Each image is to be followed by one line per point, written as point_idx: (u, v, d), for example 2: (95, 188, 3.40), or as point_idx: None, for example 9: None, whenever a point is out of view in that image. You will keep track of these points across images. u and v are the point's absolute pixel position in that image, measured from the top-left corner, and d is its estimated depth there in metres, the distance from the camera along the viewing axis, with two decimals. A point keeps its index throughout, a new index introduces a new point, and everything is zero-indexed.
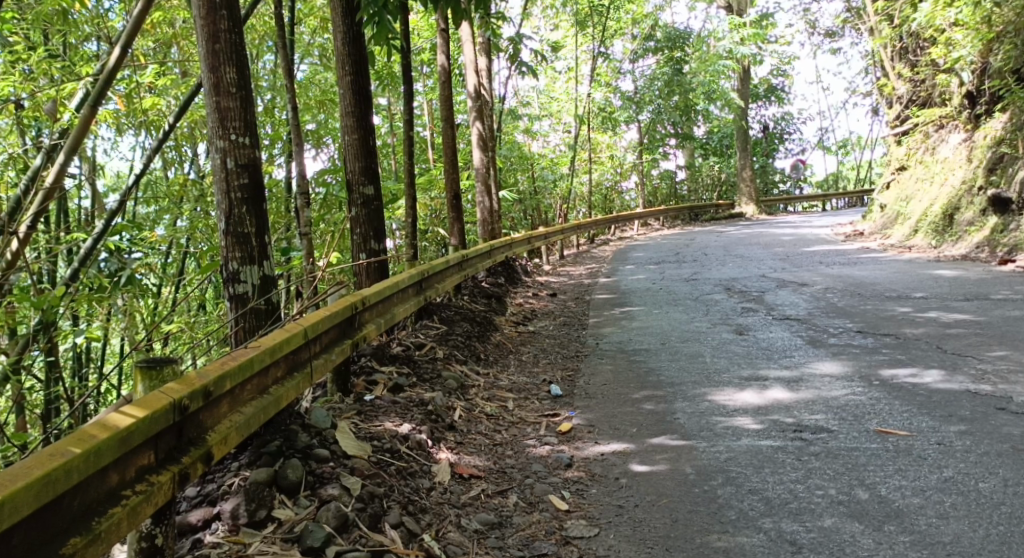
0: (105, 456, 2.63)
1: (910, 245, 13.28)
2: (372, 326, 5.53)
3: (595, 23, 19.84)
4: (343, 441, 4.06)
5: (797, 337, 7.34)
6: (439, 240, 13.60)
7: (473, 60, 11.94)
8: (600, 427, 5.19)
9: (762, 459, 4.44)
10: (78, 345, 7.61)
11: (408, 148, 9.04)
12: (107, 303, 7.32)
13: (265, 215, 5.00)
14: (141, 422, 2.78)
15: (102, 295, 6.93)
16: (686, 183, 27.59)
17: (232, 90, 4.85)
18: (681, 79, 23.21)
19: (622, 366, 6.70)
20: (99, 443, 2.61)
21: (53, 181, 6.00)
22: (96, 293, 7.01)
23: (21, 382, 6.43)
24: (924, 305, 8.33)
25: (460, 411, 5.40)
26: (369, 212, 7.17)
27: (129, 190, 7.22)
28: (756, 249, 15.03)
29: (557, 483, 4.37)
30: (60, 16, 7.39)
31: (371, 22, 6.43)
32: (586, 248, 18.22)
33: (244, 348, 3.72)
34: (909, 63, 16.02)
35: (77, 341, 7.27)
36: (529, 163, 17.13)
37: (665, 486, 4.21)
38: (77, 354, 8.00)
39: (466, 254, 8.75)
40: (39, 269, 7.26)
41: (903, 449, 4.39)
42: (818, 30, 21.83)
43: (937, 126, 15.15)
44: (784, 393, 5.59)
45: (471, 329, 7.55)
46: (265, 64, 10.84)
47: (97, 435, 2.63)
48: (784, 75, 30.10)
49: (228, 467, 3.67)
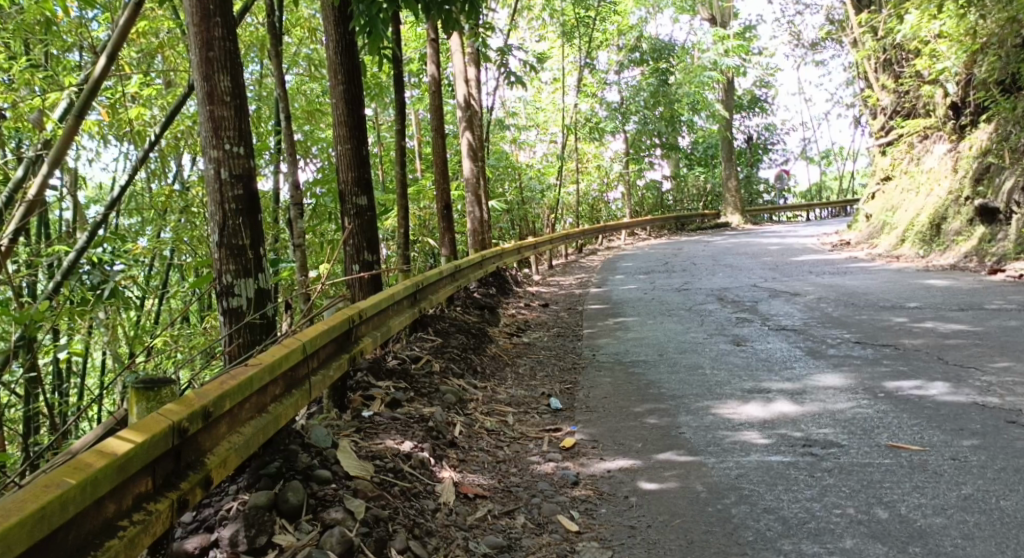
0: (102, 485, 2.47)
1: (898, 255, 13.25)
2: (369, 339, 5.40)
3: (583, 34, 19.81)
4: (345, 461, 3.91)
5: (795, 348, 7.25)
6: (428, 250, 13.47)
7: (462, 69, 11.86)
8: (605, 442, 5.06)
9: (774, 475, 4.34)
10: (60, 360, 7.40)
11: (399, 157, 8.88)
12: (89, 317, 7.12)
13: (259, 227, 4.86)
14: (139, 448, 2.63)
15: (85, 309, 6.76)
16: (671, 193, 27.58)
17: (225, 98, 4.71)
18: (666, 90, 23.21)
19: (621, 378, 6.58)
20: (96, 472, 2.46)
21: (37, 193, 5.80)
22: (79, 306, 6.82)
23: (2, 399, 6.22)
24: (919, 315, 8.27)
25: (461, 426, 5.25)
26: (362, 223, 7.03)
27: (113, 203, 7.05)
28: (744, 258, 15.00)
29: (566, 502, 4.24)
30: (42, 25, 7.23)
31: (363, 31, 6.31)
32: (575, 258, 18.13)
33: (242, 365, 3.58)
34: (894, 74, 16.07)
35: (59, 356, 7.07)
36: (516, 173, 16.95)
37: (677, 505, 4.10)
38: (59, 369, 7.78)
39: (458, 265, 8.61)
40: (19, 283, 7.09)
41: (918, 465, 4.32)
42: (803, 42, 21.92)
43: (922, 136, 15.20)
44: (788, 406, 5.49)
45: (466, 341, 7.39)
46: (251, 74, 10.69)
47: (94, 463, 2.48)
48: (767, 86, 30.18)
49: (226, 490, 3.51)
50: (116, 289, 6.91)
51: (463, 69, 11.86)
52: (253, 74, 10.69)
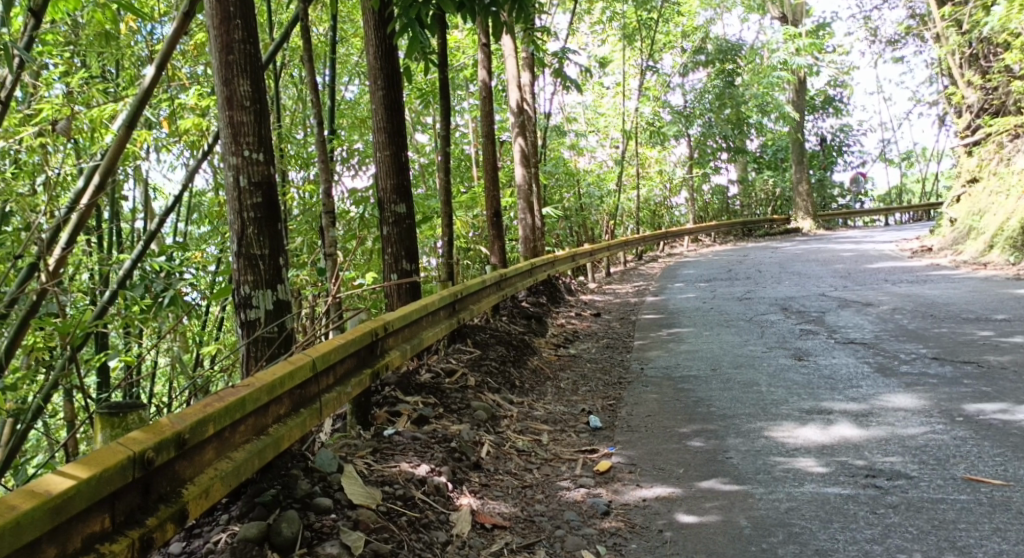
0: (30, 529, 2.38)
1: (985, 262, 12.40)
2: (397, 352, 5.06)
3: (646, 36, 19.21)
4: (350, 487, 3.68)
5: (864, 364, 6.70)
6: (482, 258, 13.21)
7: (517, 74, 11.49)
8: (643, 466, 4.67)
9: (829, 511, 3.93)
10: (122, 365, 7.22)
11: (445, 163, 8.55)
12: (151, 324, 6.92)
13: (281, 235, 4.61)
14: (82, 485, 2.53)
15: (146, 318, 6.54)
16: (738, 198, 26.80)
17: (245, 103, 4.49)
18: (732, 92, 22.41)
19: (668, 395, 6.16)
20: (20, 515, 2.36)
21: (86, 206, 5.39)
22: (141, 314, 6.59)
23: (66, 411, 6.06)
24: (1008, 328, 7.60)
25: (489, 446, 4.92)
26: (402, 231, 6.73)
27: (170, 210, 6.80)
28: (814, 265, 14.28)
29: (593, 535, 3.89)
30: (104, 39, 7.14)
31: (403, 34, 5.90)
32: (634, 265, 17.62)
33: (238, 385, 3.38)
34: (981, 70, 15.14)
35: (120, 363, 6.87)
36: (576, 179, 16.51)
37: (716, 543, 3.73)
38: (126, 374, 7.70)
39: (505, 273, 8.26)
40: (84, 295, 7.04)
41: (999, 505, 3.86)
42: (880, 38, 20.95)
43: (1012, 136, 14.29)
44: (851, 430, 5.00)
45: (506, 353, 7.06)
46: (319, 84, 10.63)
47: (18, 506, 2.38)
48: (842, 85, 29.03)
49: (218, 519, 3.35)
50: (177, 297, 6.64)
51: (518, 74, 11.49)
52: (322, 82, 10.57)
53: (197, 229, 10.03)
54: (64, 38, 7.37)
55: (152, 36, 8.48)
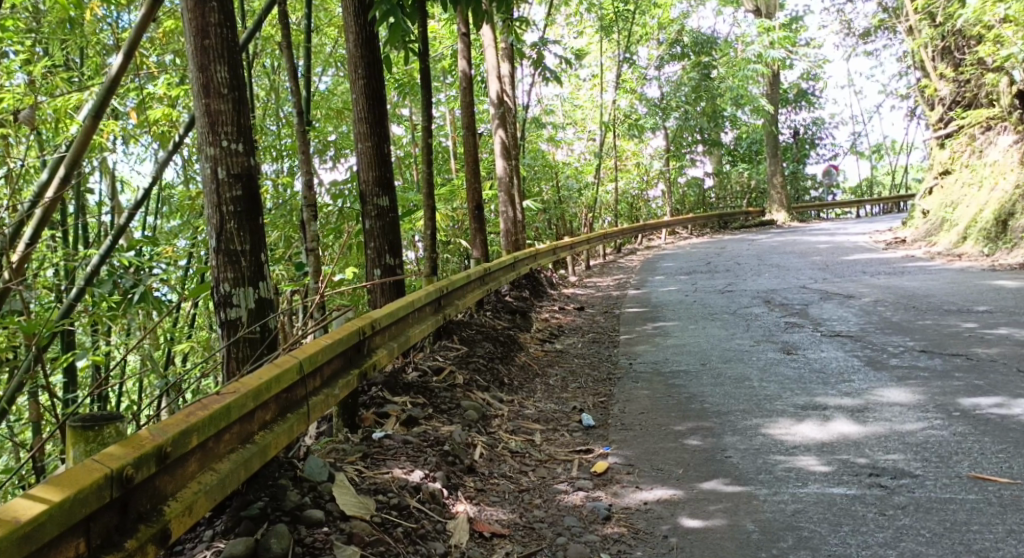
0: None
1: (960, 253, 12.44)
2: (384, 351, 4.85)
3: (621, 28, 19.03)
4: (341, 498, 3.50)
5: (853, 357, 6.61)
6: (462, 252, 13.03)
7: (495, 65, 11.26)
8: (641, 467, 4.52)
9: (838, 513, 3.81)
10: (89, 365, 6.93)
11: (426, 155, 8.32)
12: (120, 321, 6.61)
13: (261, 230, 4.38)
14: (53, 509, 2.33)
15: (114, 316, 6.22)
16: (714, 191, 26.82)
17: (222, 90, 4.25)
18: (708, 85, 22.33)
19: (660, 392, 6.02)
20: None
21: (50, 200, 5.10)
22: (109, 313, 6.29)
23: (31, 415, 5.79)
24: (992, 320, 7.56)
25: (482, 448, 4.74)
26: (384, 225, 6.50)
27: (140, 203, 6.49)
28: (792, 257, 14.26)
29: (595, 542, 3.74)
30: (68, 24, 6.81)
31: (383, 22, 5.67)
32: (613, 258, 17.53)
33: (221, 390, 3.17)
34: (954, 62, 15.15)
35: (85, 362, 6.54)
36: (553, 171, 16.37)
37: (724, 548, 3.60)
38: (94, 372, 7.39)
39: (488, 267, 8.08)
40: (48, 293, 6.71)
41: (1010, 505, 3.76)
42: (853, 31, 20.97)
43: (984, 128, 14.32)
44: (849, 426, 4.89)
45: (494, 350, 6.89)
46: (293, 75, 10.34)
47: None
48: (815, 78, 29.12)
49: (201, 535, 3.17)
50: (149, 294, 6.34)
51: (496, 65, 11.26)
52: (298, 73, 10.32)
53: (167, 223, 9.72)
54: (26, 25, 7.03)
55: (118, 24, 8.15)
